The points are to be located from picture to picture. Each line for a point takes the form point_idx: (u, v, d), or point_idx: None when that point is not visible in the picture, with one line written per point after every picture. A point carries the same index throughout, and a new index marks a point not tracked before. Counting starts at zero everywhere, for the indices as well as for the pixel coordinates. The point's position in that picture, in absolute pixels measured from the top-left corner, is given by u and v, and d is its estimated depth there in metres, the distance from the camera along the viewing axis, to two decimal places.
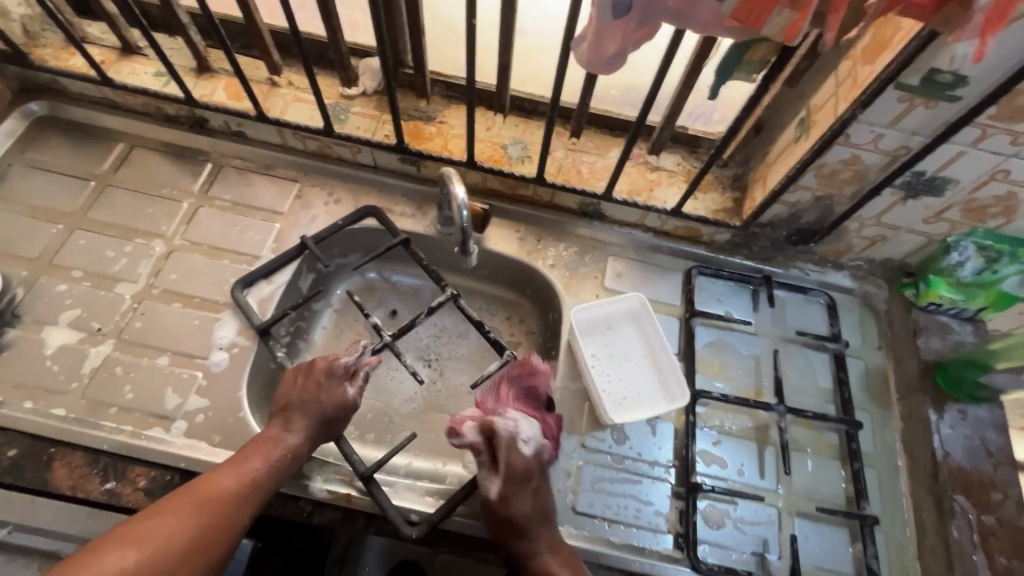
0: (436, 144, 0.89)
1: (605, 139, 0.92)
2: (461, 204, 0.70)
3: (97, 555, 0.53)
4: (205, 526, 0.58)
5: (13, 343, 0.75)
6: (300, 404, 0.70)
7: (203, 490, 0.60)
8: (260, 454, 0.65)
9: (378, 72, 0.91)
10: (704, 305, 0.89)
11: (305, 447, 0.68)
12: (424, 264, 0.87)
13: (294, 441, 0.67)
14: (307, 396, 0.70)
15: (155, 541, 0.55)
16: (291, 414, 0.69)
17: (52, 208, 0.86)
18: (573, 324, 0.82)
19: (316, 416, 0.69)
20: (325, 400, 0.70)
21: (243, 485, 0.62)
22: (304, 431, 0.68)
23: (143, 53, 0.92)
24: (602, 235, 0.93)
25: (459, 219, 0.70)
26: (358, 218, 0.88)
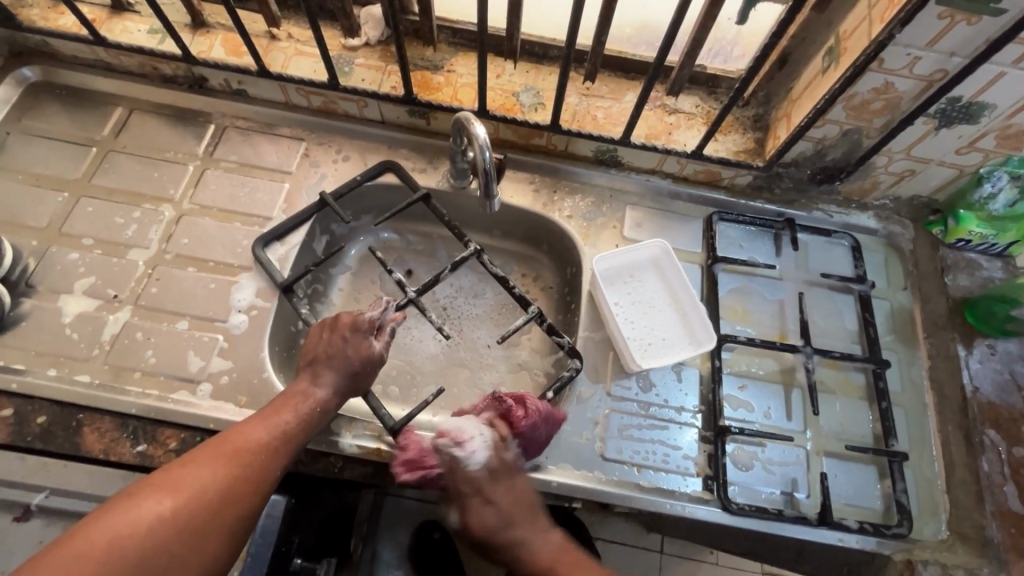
0: (445, 94, 0.85)
1: (619, 82, 0.88)
2: (482, 146, 0.67)
3: (134, 501, 0.52)
4: (238, 476, 0.57)
5: (30, 313, 0.75)
6: (327, 360, 0.69)
7: (235, 441, 0.60)
8: (291, 407, 0.65)
9: (381, 20, 0.86)
10: (726, 250, 0.87)
11: (333, 402, 0.69)
12: (446, 221, 0.84)
13: (322, 397, 0.68)
14: (332, 352, 0.70)
15: (190, 488, 0.54)
16: (318, 369, 0.69)
17: (55, 176, 0.83)
18: (595, 273, 0.81)
19: (343, 370, 0.69)
20: (354, 352, 0.70)
21: (274, 437, 0.62)
22: (331, 386, 0.69)
23: (135, 10, 0.87)
24: (618, 183, 0.91)
25: (481, 161, 0.68)
26: (376, 174, 0.86)
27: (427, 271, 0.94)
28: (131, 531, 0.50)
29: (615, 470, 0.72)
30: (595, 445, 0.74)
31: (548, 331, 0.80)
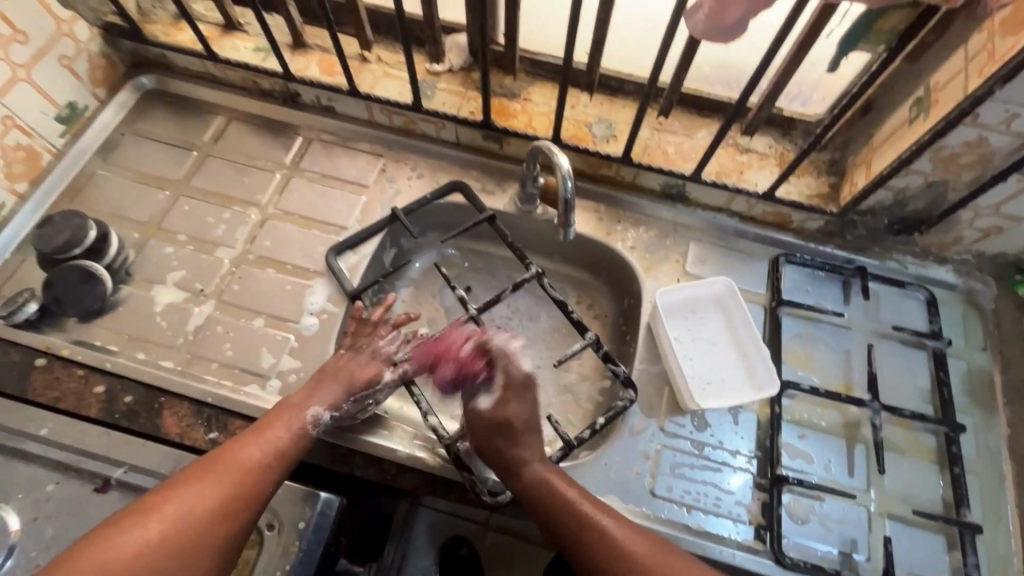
0: (520, 121, 0.89)
1: (693, 119, 0.89)
2: (564, 174, 0.69)
3: (124, 526, 0.55)
4: (227, 494, 0.59)
5: (126, 299, 0.81)
6: (326, 379, 0.71)
7: (225, 459, 0.61)
8: (283, 423, 0.66)
9: (465, 48, 0.91)
10: (790, 293, 0.85)
11: (328, 416, 0.69)
12: (508, 242, 0.86)
13: (318, 411, 0.69)
14: (331, 372, 0.71)
15: (178, 510, 0.57)
16: (318, 384, 0.70)
17: (159, 175, 0.91)
18: (657, 307, 0.80)
19: (345, 386, 0.71)
20: (358, 375, 0.72)
21: (267, 453, 0.63)
22: (329, 401, 0.69)
23: (243, 29, 0.95)
24: (683, 218, 0.91)
25: (562, 190, 0.69)
26: (445, 193, 0.89)
27: (486, 289, 0.96)
28: (120, 554, 0.53)
29: (664, 508, 0.71)
30: (645, 481, 0.73)
31: (604, 359, 0.79)
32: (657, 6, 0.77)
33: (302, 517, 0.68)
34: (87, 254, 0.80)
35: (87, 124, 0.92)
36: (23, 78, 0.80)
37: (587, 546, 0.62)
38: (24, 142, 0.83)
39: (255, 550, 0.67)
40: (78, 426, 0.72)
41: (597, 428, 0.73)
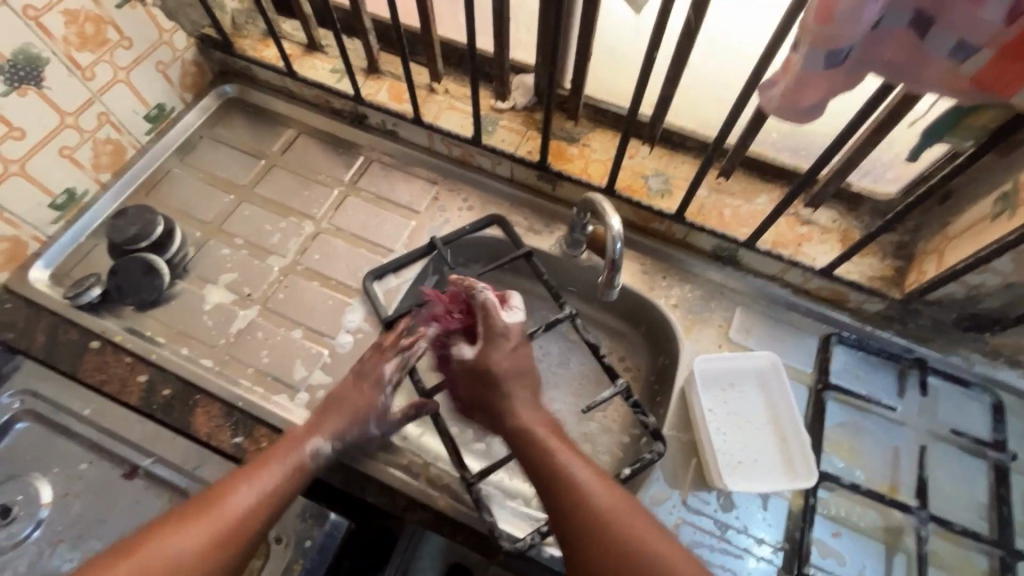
0: (576, 166, 0.89)
1: (753, 184, 0.86)
2: (615, 237, 0.68)
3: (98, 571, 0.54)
4: (216, 539, 0.58)
5: (179, 294, 0.85)
6: (329, 411, 0.70)
7: (216, 495, 0.61)
8: (281, 457, 0.66)
9: (531, 89, 0.92)
10: (839, 377, 0.81)
11: (329, 450, 0.69)
12: (544, 280, 0.85)
13: (320, 443, 0.68)
14: (333, 409, 0.71)
15: (165, 556, 0.56)
16: (326, 414, 0.70)
17: (227, 179, 0.96)
18: (694, 374, 0.77)
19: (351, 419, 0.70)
20: (362, 406, 0.71)
21: (262, 491, 0.62)
22: (330, 436, 0.69)
23: (324, 51, 1.00)
24: (731, 282, 0.88)
25: (611, 253, 0.68)
26: (482, 226, 0.90)
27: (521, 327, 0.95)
28: None
29: None
30: None
31: (633, 407, 0.77)
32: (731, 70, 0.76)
33: (309, 535, 0.68)
34: (151, 248, 0.84)
35: (171, 124, 0.98)
36: (122, 80, 0.86)
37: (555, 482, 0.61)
38: (113, 136, 0.89)
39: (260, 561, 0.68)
40: (119, 412, 0.75)
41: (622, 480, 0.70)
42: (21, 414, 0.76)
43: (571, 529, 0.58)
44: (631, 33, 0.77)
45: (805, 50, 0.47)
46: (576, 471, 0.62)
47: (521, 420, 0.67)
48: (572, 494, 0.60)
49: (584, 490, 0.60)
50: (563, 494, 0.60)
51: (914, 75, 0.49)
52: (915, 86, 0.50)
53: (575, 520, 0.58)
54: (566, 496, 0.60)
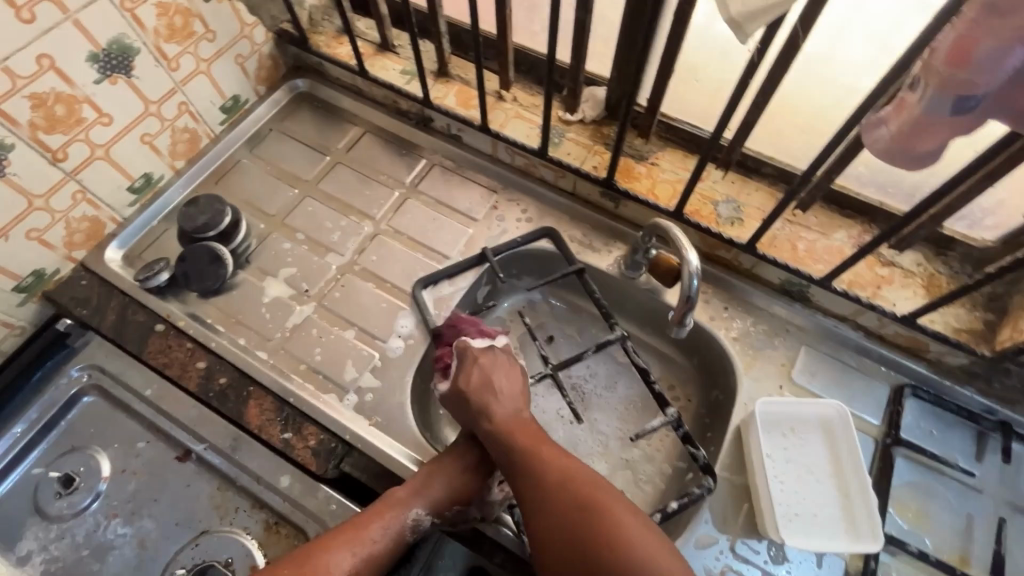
0: (643, 185, 0.85)
1: (832, 218, 0.82)
2: (691, 272, 0.64)
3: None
4: None
5: (240, 284, 0.87)
6: (462, 454, 0.69)
7: (345, 534, 0.62)
8: (399, 504, 0.64)
9: (602, 103, 0.89)
10: (910, 433, 0.75)
11: (428, 521, 0.65)
12: (595, 299, 0.83)
13: (433, 499, 0.65)
14: (468, 462, 0.69)
15: None
16: (429, 476, 0.66)
17: (293, 173, 0.98)
18: (755, 418, 0.73)
19: (451, 489, 0.66)
20: (458, 469, 0.68)
21: (385, 529, 0.63)
22: (430, 504, 0.65)
23: (396, 51, 1.00)
24: (799, 319, 0.83)
25: (686, 288, 0.65)
26: (534, 238, 0.89)
27: (569, 346, 0.92)
28: None
29: None
30: None
31: (683, 439, 0.74)
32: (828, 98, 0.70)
33: None
34: (218, 237, 0.86)
35: (244, 116, 1.00)
36: (203, 72, 0.89)
37: (534, 482, 0.61)
38: (190, 125, 0.92)
39: None
40: (178, 395, 0.78)
41: (669, 512, 0.69)
42: (88, 387, 0.80)
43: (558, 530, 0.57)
44: (717, 52, 0.74)
45: (926, 94, 0.44)
46: (551, 463, 0.62)
47: (500, 425, 0.67)
48: (555, 492, 0.59)
49: (561, 481, 0.60)
50: (535, 489, 0.61)
51: None
52: None
53: (547, 518, 0.58)
54: (541, 493, 0.60)
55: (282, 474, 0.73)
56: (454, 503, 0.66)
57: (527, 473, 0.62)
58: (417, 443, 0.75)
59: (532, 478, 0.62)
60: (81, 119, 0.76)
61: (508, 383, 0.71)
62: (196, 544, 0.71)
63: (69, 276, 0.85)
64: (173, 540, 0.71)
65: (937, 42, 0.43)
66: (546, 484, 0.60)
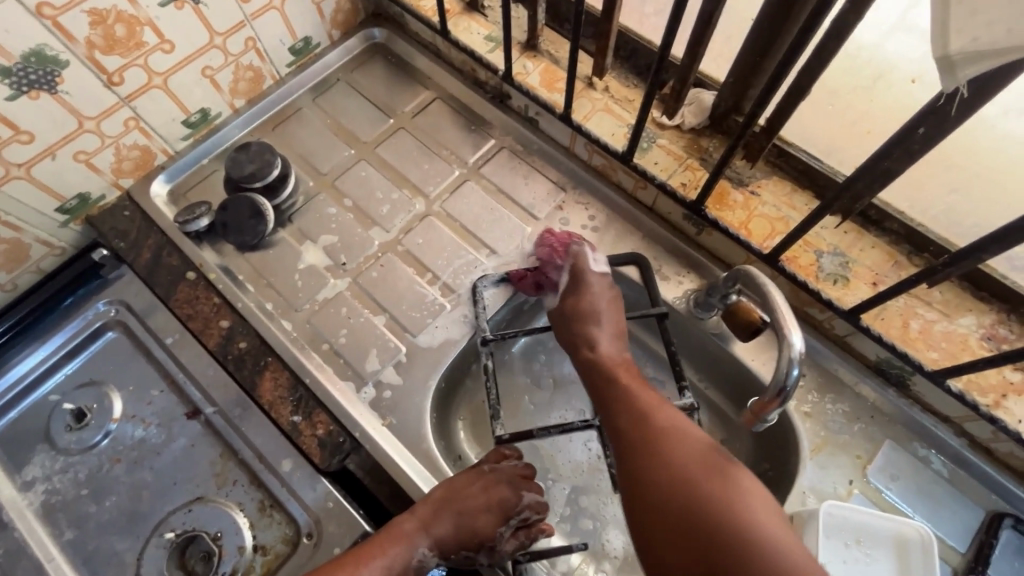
0: (736, 217, 0.73)
1: (961, 298, 0.68)
2: (791, 358, 0.53)
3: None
4: None
5: (278, 244, 0.82)
6: (479, 486, 0.63)
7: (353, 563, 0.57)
8: (404, 539, 0.59)
9: (708, 110, 0.76)
10: (998, 571, 0.64)
11: (434, 559, 0.61)
12: (671, 350, 0.68)
13: (460, 523, 0.61)
14: (480, 503, 0.62)
15: None
16: (435, 513, 0.60)
17: (352, 131, 0.91)
18: (816, 523, 0.61)
19: (459, 528, 0.60)
20: (473, 512, 0.61)
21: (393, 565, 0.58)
22: (437, 540, 0.60)
23: (483, 13, 0.90)
24: (890, 407, 0.70)
25: (783, 378, 0.53)
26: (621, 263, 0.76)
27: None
28: None
29: None
30: None
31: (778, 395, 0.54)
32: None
33: (338, 542, 0.64)
34: (264, 190, 0.81)
35: (313, 60, 0.93)
36: (275, 7, 0.81)
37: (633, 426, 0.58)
38: (255, 64, 0.86)
39: (289, 549, 0.66)
40: (197, 351, 0.74)
41: None
42: (113, 323, 0.78)
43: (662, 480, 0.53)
44: None
45: None
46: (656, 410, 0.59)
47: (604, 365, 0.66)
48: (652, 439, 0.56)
49: (660, 430, 0.57)
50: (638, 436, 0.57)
51: None
52: None
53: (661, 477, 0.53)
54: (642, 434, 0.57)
55: (285, 458, 0.69)
56: (461, 544, 0.61)
57: (626, 417, 0.60)
58: (426, 453, 0.70)
59: (632, 416, 0.59)
60: (141, 43, 0.71)
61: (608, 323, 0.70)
62: (189, 510, 0.69)
63: (114, 205, 0.82)
64: (169, 500, 0.69)
65: None
66: (646, 425, 0.58)
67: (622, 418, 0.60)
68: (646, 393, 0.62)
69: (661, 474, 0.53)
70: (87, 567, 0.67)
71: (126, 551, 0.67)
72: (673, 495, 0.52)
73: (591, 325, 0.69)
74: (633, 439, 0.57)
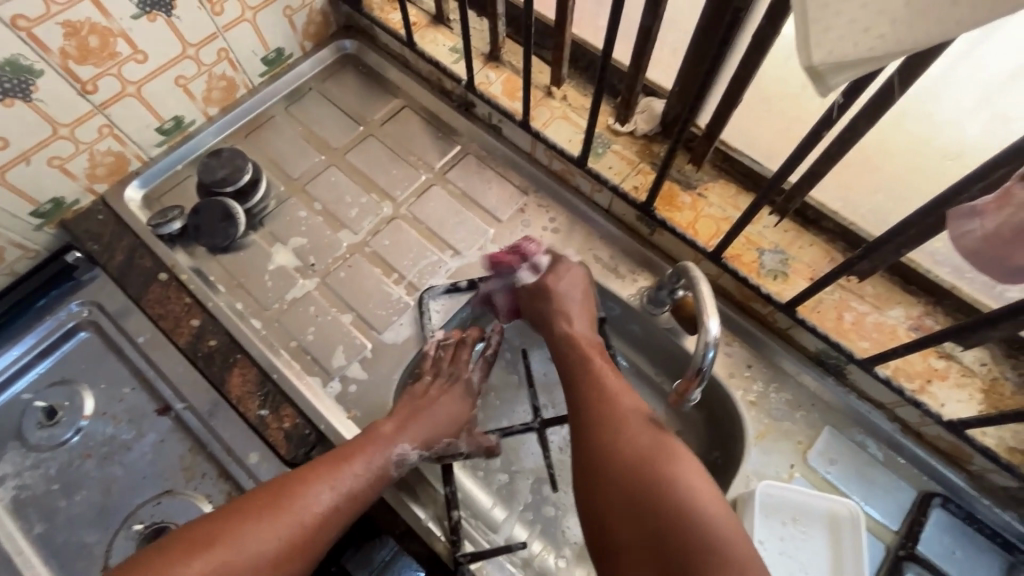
0: (683, 218, 0.77)
1: (891, 292, 0.72)
2: (707, 342, 0.57)
3: (166, 562, 0.53)
4: (292, 541, 0.57)
5: (249, 246, 0.85)
6: (416, 414, 0.69)
7: (293, 497, 0.59)
8: (383, 440, 0.65)
9: (657, 117, 0.81)
10: (927, 547, 0.68)
11: (412, 456, 0.67)
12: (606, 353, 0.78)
13: (406, 450, 0.67)
14: (444, 410, 0.71)
15: (243, 547, 0.55)
16: (408, 421, 0.68)
17: (323, 139, 0.94)
18: (754, 502, 0.65)
19: (431, 430, 0.69)
20: (446, 417, 0.71)
21: (336, 494, 0.61)
22: (416, 441, 0.67)
23: (449, 26, 0.94)
24: (829, 395, 0.74)
25: (698, 360, 0.57)
26: None
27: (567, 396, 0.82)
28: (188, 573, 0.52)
29: None
30: None
31: (695, 372, 0.58)
32: (926, 151, 0.62)
33: None
34: (235, 194, 0.84)
35: (286, 71, 0.97)
36: (247, 20, 0.85)
37: (600, 405, 0.63)
38: (228, 74, 0.89)
39: None
40: (168, 349, 0.77)
41: None
42: (85, 323, 0.80)
43: (621, 455, 0.58)
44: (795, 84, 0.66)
45: None
46: (623, 396, 0.64)
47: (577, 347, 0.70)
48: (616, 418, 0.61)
49: (624, 412, 0.62)
50: (604, 415, 0.62)
51: None
52: None
53: (621, 451, 0.58)
54: (609, 413, 0.62)
55: (252, 451, 0.71)
56: (430, 442, 0.68)
57: (594, 397, 0.64)
58: None
59: (600, 397, 0.64)
60: (115, 53, 0.74)
61: (581, 311, 0.73)
62: (157, 503, 0.71)
63: (88, 209, 0.84)
64: (138, 494, 0.71)
65: None
66: (613, 406, 0.63)
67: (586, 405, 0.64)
68: (616, 382, 0.66)
69: (618, 454, 0.58)
70: (56, 560, 0.68)
71: (95, 543, 0.69)
72: (631, 467, 0.57)
73: (566, 309, 0.73)
74: (599, 417, 0.62)
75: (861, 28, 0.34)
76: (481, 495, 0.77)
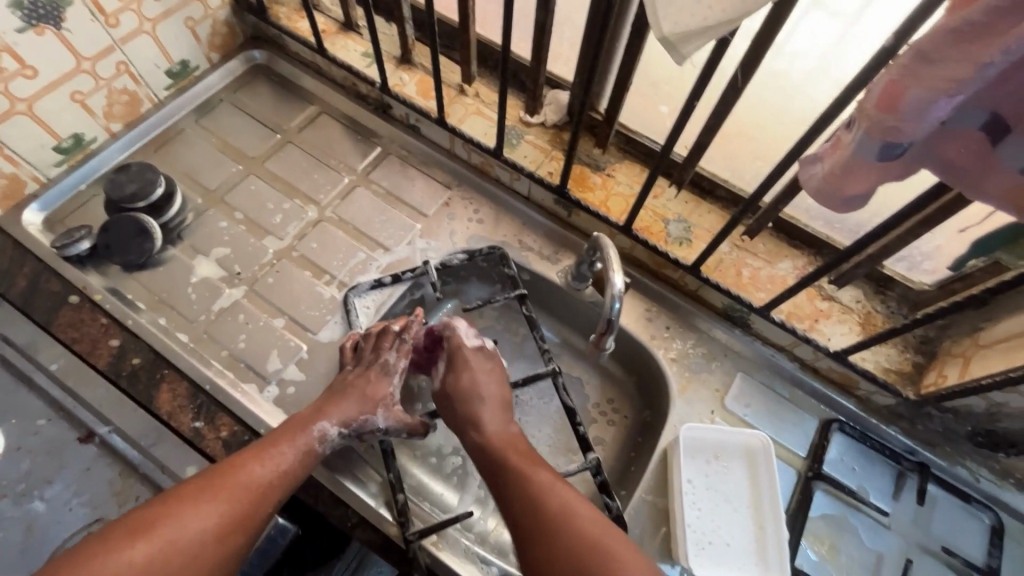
0: (596, 197, 0.84)
1: (780, 246, 0.81)
2: (615, 295, 0.64)
3: (110, 547, 0.52)
4: (231, 515, 0.57)
5: (169, 261, 0.83)
6: (336, 398, 0.69)
7: (229, 476, 0.58)
8: (305, 423, 0.66)
9: (564, 108, 0.87)
10: (833, 467, 0.76)
11: (337, 432, 0.67)
12: (534, 325, 0.79)
13: (326, 426, 0.66)
14: (362, 392, 0.70)
15: (174, 535, 0.54)
16: (332, 402, 0.68)
17: (238, 148, 0.93)
18: (679, 440, 0.73)
19: (357, 404, 0.69)
20: (370, 393, 0.70)
21: (272, 472, 0.60)
22: (340, 417, 0.67)
23: (359, 32, 0.96)
24: (738, 344, 0.83)
25: (609, 311, 0.64)
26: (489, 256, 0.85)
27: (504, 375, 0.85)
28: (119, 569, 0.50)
29: None
30: None
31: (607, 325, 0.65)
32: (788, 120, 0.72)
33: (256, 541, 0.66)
34: (148, 209, 0.82)
35: (193, 83, 0.95)
36: (146, 31, 0.83)
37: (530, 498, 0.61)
38: (130, 88, 0.87)
39: None
40: (86, 373, 0.73)
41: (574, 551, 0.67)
42: None
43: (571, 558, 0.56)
44: (676, 67, 0.74)
45: (857, 138, 0.44)
46: (550, 488, 0.62)
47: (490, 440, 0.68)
48: (551, 516, 0.59)
49: (562, 509, 0.59)
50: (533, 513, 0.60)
51: (965, 180, 0.44)
52: (972, 191, 0.45)
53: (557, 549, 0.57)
54: (541, 508, 0.60)
55: (188, 465, 0.69)
56: (350, 419, 0.68)
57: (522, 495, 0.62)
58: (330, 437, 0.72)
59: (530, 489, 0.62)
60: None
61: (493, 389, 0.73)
62: (88, 533, 0.67)
63: None
64: (65, 526, 0.67)
65: (872, 83, 0.42)
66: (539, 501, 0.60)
67: (520, 515, 0.61)
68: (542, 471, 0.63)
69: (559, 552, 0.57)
70: None
71: None
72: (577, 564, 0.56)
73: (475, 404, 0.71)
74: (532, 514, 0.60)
75: (695, 4, 0.41)
76: (433, 481, 0.79)
